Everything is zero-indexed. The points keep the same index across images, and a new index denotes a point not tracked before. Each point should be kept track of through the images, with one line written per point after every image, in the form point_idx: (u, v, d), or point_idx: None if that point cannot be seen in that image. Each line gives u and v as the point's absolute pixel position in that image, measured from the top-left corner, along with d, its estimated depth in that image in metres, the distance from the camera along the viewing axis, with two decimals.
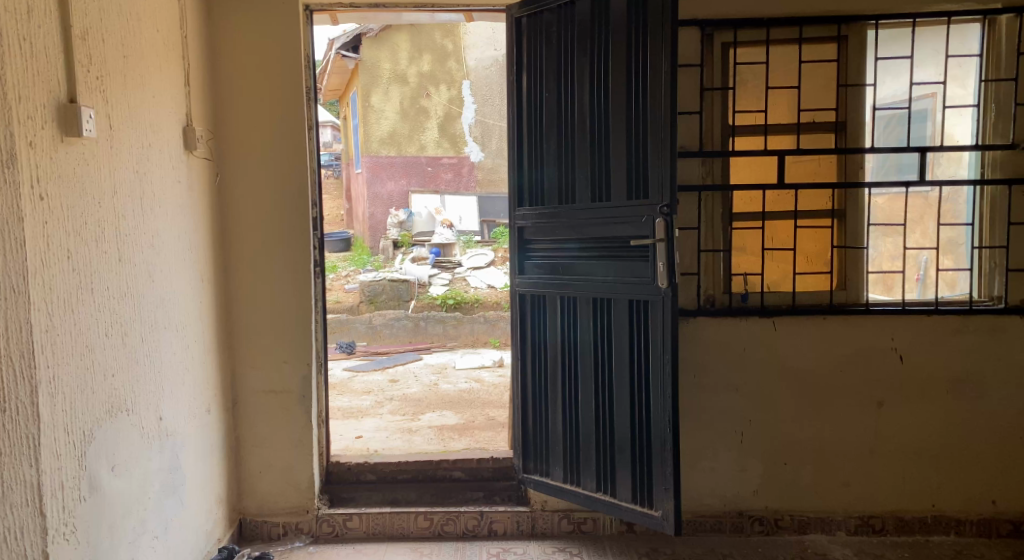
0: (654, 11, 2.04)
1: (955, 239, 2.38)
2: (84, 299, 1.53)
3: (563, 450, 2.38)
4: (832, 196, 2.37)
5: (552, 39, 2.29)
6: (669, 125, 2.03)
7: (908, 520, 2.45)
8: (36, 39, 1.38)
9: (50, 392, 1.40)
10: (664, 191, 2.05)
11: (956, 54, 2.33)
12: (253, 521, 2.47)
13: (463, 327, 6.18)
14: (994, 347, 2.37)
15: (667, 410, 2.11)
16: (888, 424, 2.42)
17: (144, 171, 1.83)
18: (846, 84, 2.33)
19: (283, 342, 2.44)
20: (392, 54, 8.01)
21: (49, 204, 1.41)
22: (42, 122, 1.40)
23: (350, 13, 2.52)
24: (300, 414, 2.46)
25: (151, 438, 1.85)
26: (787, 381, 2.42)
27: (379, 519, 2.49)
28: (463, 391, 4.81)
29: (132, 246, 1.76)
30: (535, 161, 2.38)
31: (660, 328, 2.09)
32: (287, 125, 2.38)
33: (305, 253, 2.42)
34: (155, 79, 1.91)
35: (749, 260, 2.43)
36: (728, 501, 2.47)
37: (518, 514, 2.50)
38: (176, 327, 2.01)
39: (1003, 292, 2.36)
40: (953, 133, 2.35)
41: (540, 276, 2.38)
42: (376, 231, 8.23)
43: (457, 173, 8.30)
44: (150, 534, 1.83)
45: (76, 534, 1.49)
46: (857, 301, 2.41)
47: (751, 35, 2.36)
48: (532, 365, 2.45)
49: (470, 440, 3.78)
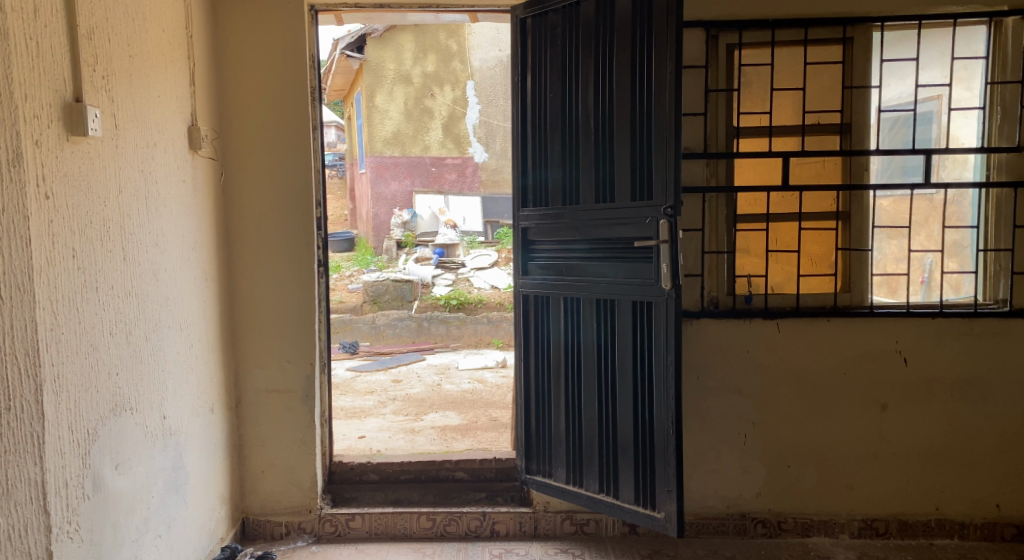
0: (660, 12, 2.04)
1: (961, 242, 2.37)
2: (89, 299, 1.54)
3: (566, 451, 2.38)
4: (837, 198, 2.37)
5: (557, 40, 2.29)
6: (675, 126, 2.03)
7: (912, 524, 2.44)
8: (42, 39, 1.39)
9: (55, 391, 1.41)
10: (668, 192, 2.05)
11: (962, 56, 2.33)
12: (256, 520, 2.48)
13: (467, 327, 6.19)
14: (999, 350, 2.36)
15: (671, 411, 2.10)
16: (892, 427, 2.42)
17: (150, 171, 1.84)
18: (851, 85, 2.33)
19: (286, 343, 2.44)
20: (396, 54, 8.02)
21: (54, 203, 1.42)
22: (48, 121, 1.40)
23: (356, 13, 2.51)
24: (303, 414, 2.46)
25: (154, 437, 1.85)
26: (790, 383, 2.42)
27: (381, 519, 2.49)
28: (466, 391, 4.82)
29: (137, 246, 1.77)
30: (540, 163, 2.37)
31: (664, 329, 2.09)
32: (291, 126, 2.38)
33: (309, 253, 2.42)
34: (160, 79, 1.92)
35: (754, 262, 2.42)
36: (731, 503, 2.47)
37: (520, 515, 2.50)
38: (181, 325, 2.02)
39: (1009, 295, 2.35)
40: (959, 135, 2.34)
41: (544, 277, 2.38)
42: (380, 232, 8.24)
43: (462, 173, 8.27)
44: (153, 533, 1.84)
45: (80, 532, 1.49)
46: (862, 303, 2.40)
47: (756, 36, 2.35)
48: (535, 366, 2.44)
49: (473, 440, 3.79)
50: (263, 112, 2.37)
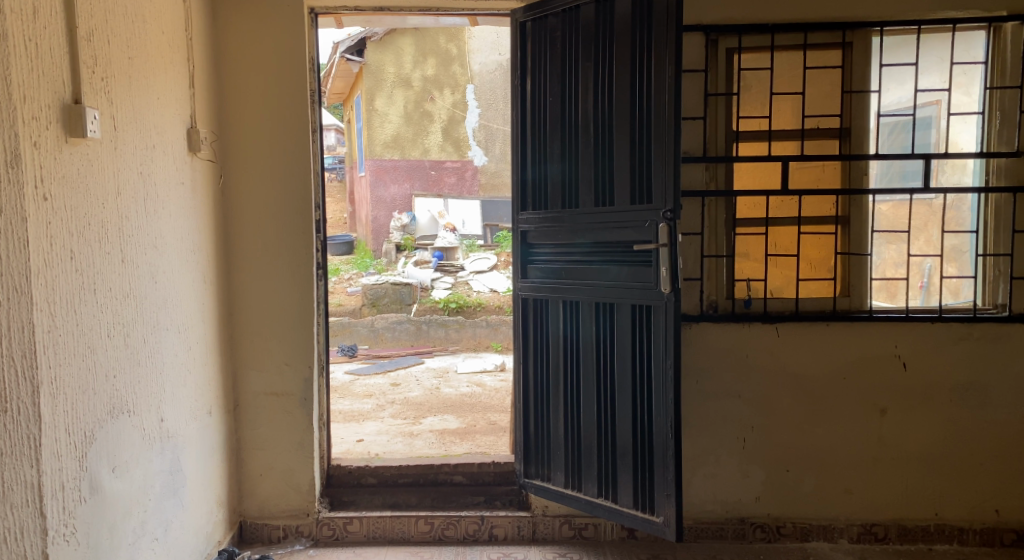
0: (660, 16, 2.04)
1: (959, 247, 2.37)
2: (86, 300, 1.53)
3: (564, 455, 2.37)
4: (837, 202, 2.37)
5: (557, 43, 2.29)
6: (674, 130, 2.03)
7: (911, 529, 2.43)
8: (42, 40, 1.39)
9: (51, 392, 1.40)
10: (667, 196, 2.05)
11: (961, 61, 2.33)
12: (254, 524, 2.47)
13: (466, 330, 6.19)
14: (999, 356, 2.36)
15: (669, 414, 2.10)
16: (892, 432, 2.41)
17: (149, 172, 1.84)
18: (851, 90, 2.34)
19: (284, 345, 2.43)
20: (396, 59, 8.05)
21: (52, 205, 1.41)
22: (47, 122, 1.40)
23: (356, 16, 2.51)
24: (301, 417, 2.45)
25: (152, 441, 1.85)
26: (790, 387, 2.41)
27: (379, 523, 2.48)
28: (464, 395, 4.81)
29: (135, 247, 1.76)
30: (539, 166, 2.37)
31: (663, 332, 2.09)
32: (291, 126, 2.38)
33: (307, 258, 2.42)
34: (161, 80, 1.92)
35: (753, 266, 2.42)
36: (730, 507, 2.46)
37: (519, 519, 2.49)
38: (178, 328, 2.01)
39: (1008, 299, 2.35)
40: (957, 140, 2.34)
41: (543, 280, 2.37)
42: (380, 235, 8.25)
43: (461, 177, 8.30)
44: (150, 535, 1.83)
45: (76, 535, 1.48)
46: (861, 307, 2.40)
47: (755, 40, 2.36)
48: (534, 370, 2.44)
49: (472, 444, 3.79)
50: (264, 113, 2.37)
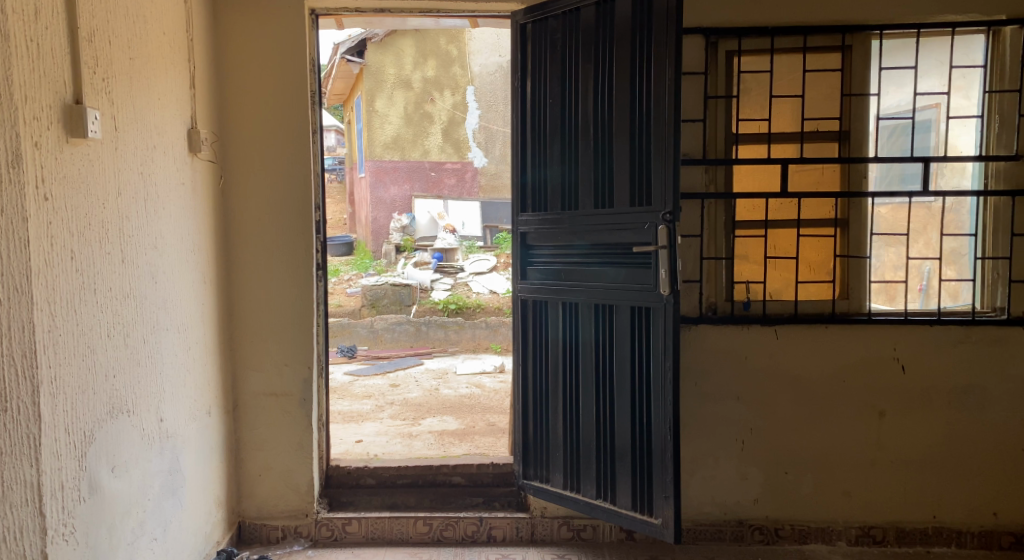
0: (660, 18, 2.05)
1: (958, 250, 2.37)
2: (86, 301, 1.53)
3: (563, 457, 2.38)
4: (836, 205, 2.37)
5: (557, 45, 2.29)
6: (674, 132, 2.04)
7: (909, 531, 2.44)
8: (43, 41, 1.39)
9: (51, 392, 1.40)
10: (667, 198, 2.06)
11: (961, 65, 2.34)
12: (253, 524, 2.47)
13: (465, 331, 6.19)
14: (997, 359, 2.36)
15: (667, 416, 2.11)
16: (891, 435, 2.42)
17: (149, 173, 1.84)
18: (850, 93, 2.35)
19: (284, 346, 2.44)
20: (396, 59, 8.06)
21: (53, 205, 1.42)
22: (48, 122, 1.40)
23: (356, 17, 2.51)
24: (300, 417, 2.45)
25: (151, 440, 1.85)
26: (789, 389, 2.42)
27: (377, 524, 2.48)
28: (464, 395, 4.82)
29: (135, 248, 1.76)
30: (539, 168, 2.37)
31: (661, 333, 2.09)
32: (291, 128, 2.38)
33: (306, 259, 2.42)
34: (161, 81, 1.92)
35: (752, 268, 2.43)
36: (729, 509, 2.46)
37: (518, 520, 2.49)
38: (178, 328, 2.01)
39: (1007, 302, 2.36)
40: (956, 143, 2.35)
41: (543, 282, 2.38)
42: (379, 236, 8.27)
43: (461, 178, 8.30)
44: (149, 535, 1.83)
45: (75, 534, 1.48)
46: (860, 310, 2.40)
47: (755, 44, 2.37)
48: (533, 371, 2.44)
49: (470, 444, 3.80)
50: (264, 115, 2.37)
